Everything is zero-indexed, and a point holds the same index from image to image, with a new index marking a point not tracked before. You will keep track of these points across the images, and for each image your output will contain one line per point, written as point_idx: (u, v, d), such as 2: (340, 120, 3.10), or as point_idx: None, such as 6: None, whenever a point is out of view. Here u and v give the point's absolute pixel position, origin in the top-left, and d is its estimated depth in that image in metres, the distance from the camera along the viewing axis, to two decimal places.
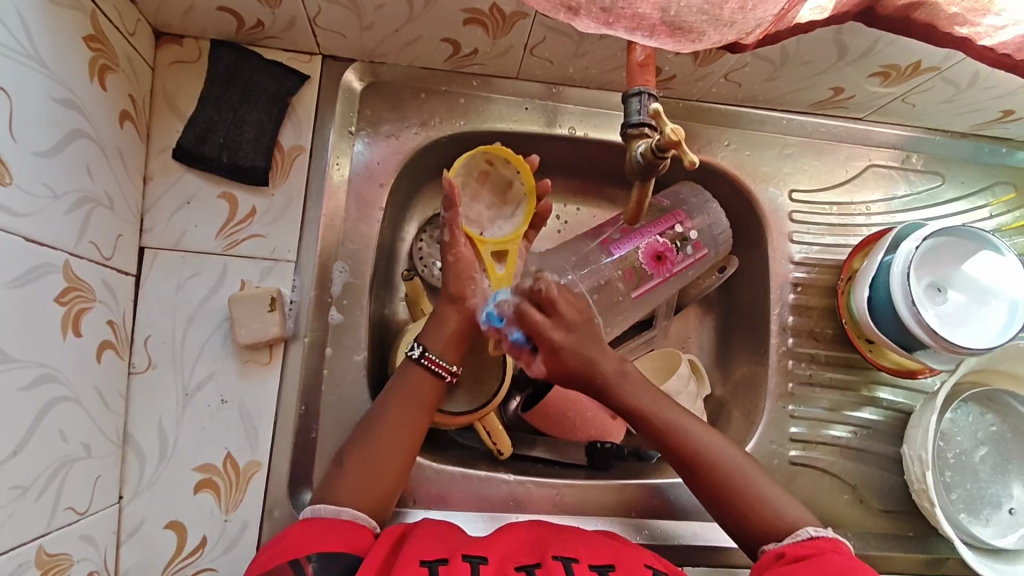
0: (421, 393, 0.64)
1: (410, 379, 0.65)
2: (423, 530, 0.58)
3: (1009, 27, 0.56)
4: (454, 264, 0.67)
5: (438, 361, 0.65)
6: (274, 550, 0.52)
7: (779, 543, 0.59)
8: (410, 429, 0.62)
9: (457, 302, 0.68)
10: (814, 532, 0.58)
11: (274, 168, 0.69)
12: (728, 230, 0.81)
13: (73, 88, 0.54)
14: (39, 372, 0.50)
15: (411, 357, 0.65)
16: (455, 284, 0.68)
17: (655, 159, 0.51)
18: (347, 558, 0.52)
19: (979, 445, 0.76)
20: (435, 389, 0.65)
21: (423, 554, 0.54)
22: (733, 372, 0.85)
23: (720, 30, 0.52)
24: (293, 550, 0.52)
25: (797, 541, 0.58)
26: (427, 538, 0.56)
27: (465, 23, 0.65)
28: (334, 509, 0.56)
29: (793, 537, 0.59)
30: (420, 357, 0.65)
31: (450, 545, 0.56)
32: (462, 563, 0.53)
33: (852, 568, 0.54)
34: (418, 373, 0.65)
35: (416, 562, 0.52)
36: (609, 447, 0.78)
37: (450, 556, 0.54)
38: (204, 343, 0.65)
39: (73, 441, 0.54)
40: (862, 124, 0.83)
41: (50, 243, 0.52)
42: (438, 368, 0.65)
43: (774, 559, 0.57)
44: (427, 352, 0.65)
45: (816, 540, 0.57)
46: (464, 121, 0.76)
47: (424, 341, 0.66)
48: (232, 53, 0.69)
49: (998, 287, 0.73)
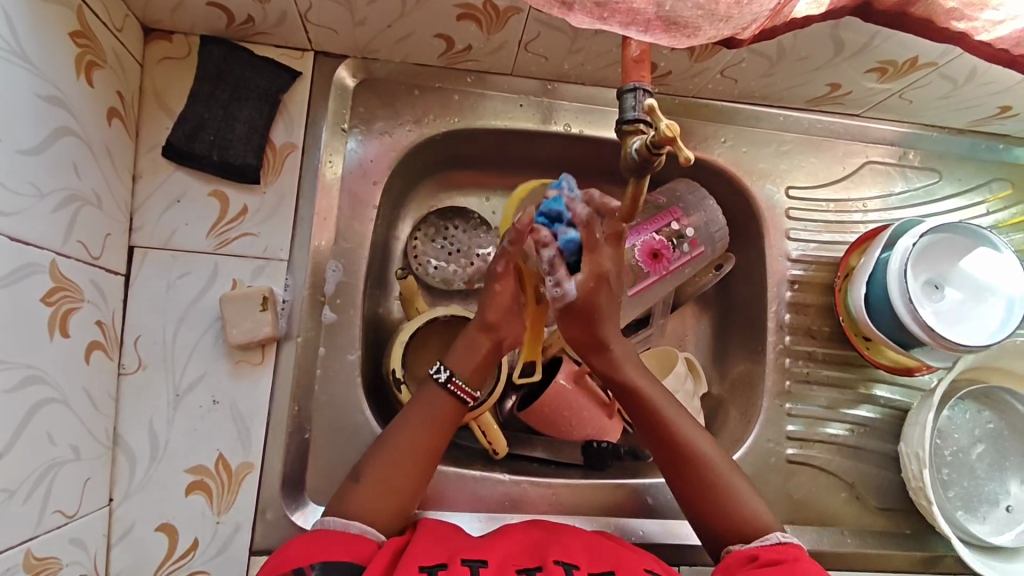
0: (439, 414, 0.63)
1: (429, 399, 0.64)
2: (422, 533, 0.57)
3: (1007, 22, 0.56)
4: (493, 295, 0.66)
5: (463, 387, 0.64)
6: (277, 560, 0.52)
7: (745, 545, 0.59)
8: (424, 448, 0.61)
9: (488, 327, 0.67)
10: (782, 538, 0.59)
11: (266, 165, 0.68)
12: (725, 227, 0.80)
13: (59, 85, 0.53)
14: (26, 373, 0.49)
15: (435, 380, 0.64)
16: (491, 311, 0.66)
17: (651, 157, 0.49)
18: (347, 564, 0.51)
19: (976, 442, 0.76)
20: (455, 412, 0.64)
21: (422, 558, 0.53)
22: (730, 371, 0.84)
23: (715, 25, 0.51)
24: (292, 560, 0.51)
25: (765, 544, 0.58)
26: (427, 543, 0.55)
27: (458, 18, 0.65)
28: (342, 522, 0.55)
29: (761, 540, 0.59)
30: (445, 381, 0.64)
31: (450, 549, 0.56)
32: (461, 568, 0.52)
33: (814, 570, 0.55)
34: (438, 394, 0.64)
35: (414, 566, 0.51)
36: (605, 446, 0.78)
37: (449, 560, 0.53)
38: (196, 343, 0.64)
39: (61, 443, 0.54)
40: (859, 121, 0.83)
41: (36, 243, 0.51)
42: (461, 394, 0.64)
43: (743, 561, 0.57)
44: (453, 376, 0.64)
45: (783, 545, 0.58)
46: (459, 118, 0.75)
47: (449, 363, 0.65)
48: (222, 50, 0.68)
49: (995, 285, 0.73)
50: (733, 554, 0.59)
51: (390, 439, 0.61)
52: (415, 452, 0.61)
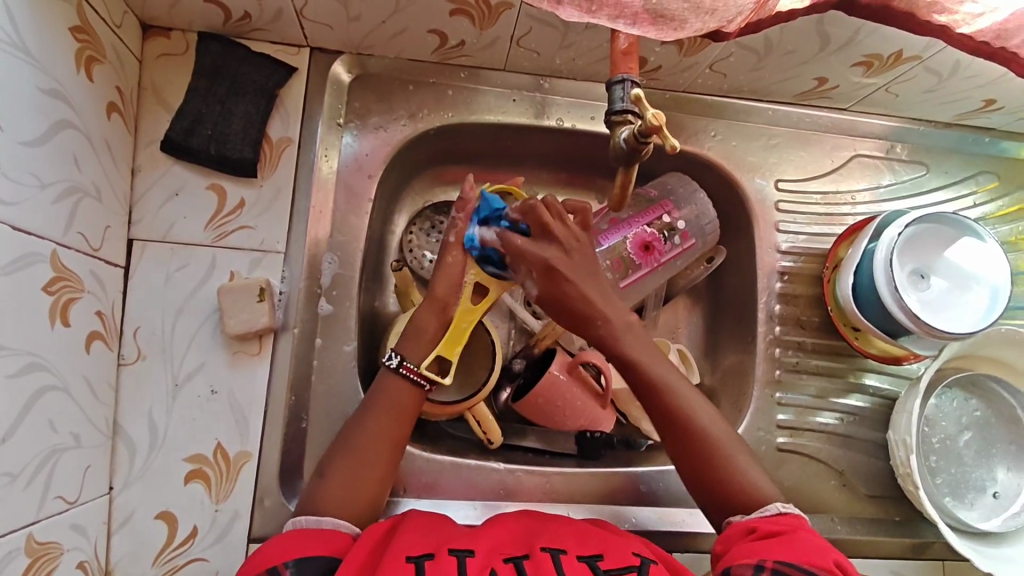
0: (400, 403, 0.63)
1: (395, 388, 0.64)
2: (408, 525, 0.58)
3: (987, 14, 0.57)
4: (444, 267, 0.68)
5: (415, 369, 0.64)
6: (259, 555, 0.53)
7: (745, 515, 0.60)
8: (388, 439, 0.62)
9: (434, 304, 0.67)
10: (781, 509, 0.60)
11: (262, 159, 0.69)
12: (715, 220, 0.81)
13: (60, 79, 0.55)
14: (28, 360, 0.51)
15: (388, 366, 0.65)
16: (441, 287, 0.67)
17: (638, 145, 0.51)
18: (325, 560, 0.52)
19: (964, 430, 0.77)
20: (415, 398, 0.64)
21: (409, 550, 0.54)
22: (721, 362, 0.86)
23: (701, 18, 0.53)
24: (275, 557, 0.52)
25: (766, 517, 0.59)
26: (413, 534, 0.56)
27: (452, 14, 0.66)
28: (317, 518, 0.56)
29: (761, 512, 0.60)
30: (397, 366, 0.64)
31: (438, 540, 0.57)
32: (448, 558, 0.53)
33: (819, 546, 0.56)
34: (393, 379, 0.64)
35: (402, 558, 0.52)
36: (597, 436, 0.79)
37: (437, 551, 0.54)
38: (194, 334, 0.65)
39: (63, 430, 0.55)
40: (847, 115, 0.84)
41: (38, 233, 0.52)
42: (415, 376, 0.64)
43: (743, 532, 0.58)
44: (404, 361, 0.64)
45: (784, 516, 0.59)
46: (453, 112, 0.76)
47: (400, 349, 0.65)
48: (219, 46, 0.69)
49: (980, 273, 0.74)
50: (733, 525, 0.59)
51: (356, 428, 0.62)
52: (380, 442, 0.61)
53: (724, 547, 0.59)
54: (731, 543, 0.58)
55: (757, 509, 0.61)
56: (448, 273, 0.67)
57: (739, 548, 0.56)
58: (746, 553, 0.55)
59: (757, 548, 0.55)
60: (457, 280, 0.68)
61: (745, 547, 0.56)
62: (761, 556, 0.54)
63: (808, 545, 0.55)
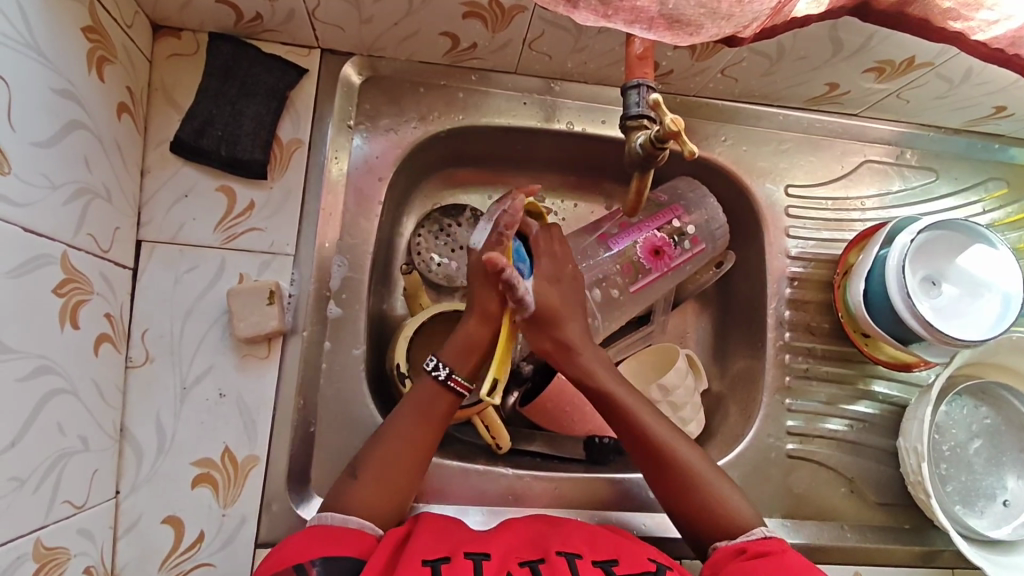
0: (436, 411, 0.64)
1: (426, 395, 0.64)
2: (423, 529, 0.57)
3: (1002, 22, 0.57)
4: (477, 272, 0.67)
5: (461, 382, 0.65)
6: (279, 554, 0.52)
7: (731, 540, 0.61)
8: (420, 443, 0.62)
9: (484, 319, 0.67)
10: (765, 532, 0.60)
11: (273, 161, 0.69)
12: (725, 224, 0.81)
13: (72, 80, 0.54)
14: (37, 363, 0.50)
15: (433, 376, 0.65)
16: (491, 302, 0.67)
17: (655, 150, 0.51)
18: (347, 560, 0.52)
19: (974, 437, 0.77)
20: (451, 408, 0.64)
21: (425, 552, 0.53)
22: (730, 367, 0.85)
23: (718, 23, 0.52)
24: (294, 557, 0.51)
25: (752, 540, 0.60)
26: (428, 538, 0.56)
27: (464, 16, 0.65)
28: (340, 518, 0.56)
29: (747, 536, 0.61)
30: (445, 377, 0.64)
31: (453, 543, 0.56)
32: (464, 560, 0.53)
33: (807, 566, 0.56)
34: (431, 387, 0.65)
35: (418, 561, 0.52)
36: (608, 443, 0.78)
37: (452, 554, 0.54)
38: (203, 337, 0.65)
39: (71, 434, 0.54)
40: (857, 121, 0.84)
41: (48, 235, 0.51)
42: (459, 388, 0.65)
43: (732, 554, 0.59)
44: (453, 373, 0.65)
45: (769, 540, 0.59)
46: (463, 115, 0.76)
47: (446, 358, 0.66)
48: (230, 47, 0.69)
49: (992, 280, 0.74)
50: (720, 548, 0.60)
51: (386, 431, 0.62)
52: (411, 446, 0.62)
53: (712, 571, 0.59)
54: (720, 566, 0.58)
55: (742, 533, 0.61)
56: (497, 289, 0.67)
57: (730, 571, 0.56)
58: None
59: (750, 570, 0.55)
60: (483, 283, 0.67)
61: (736, 568, 0.56)
62: None
63: (799, 564, 0.56)
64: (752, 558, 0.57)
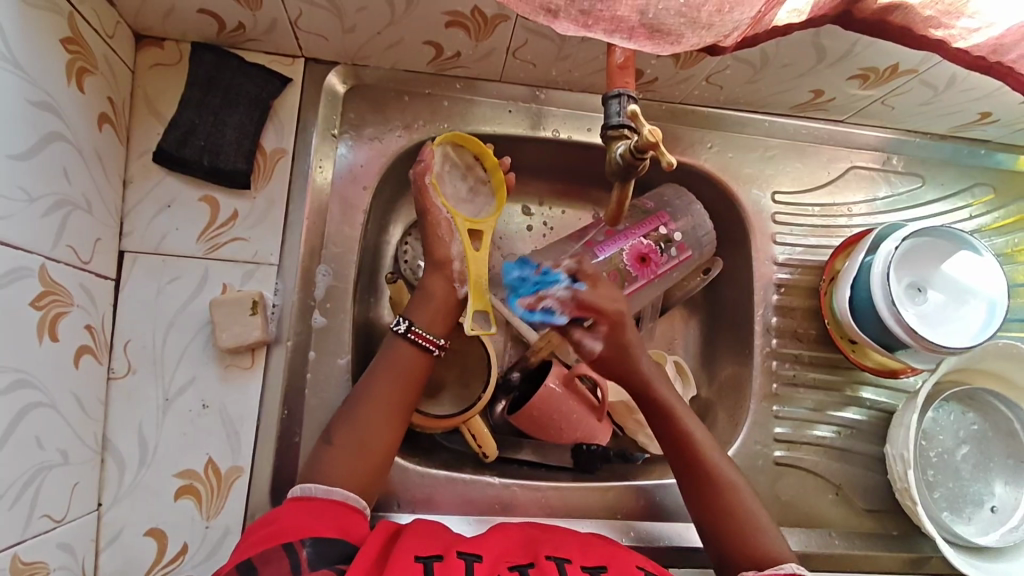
0: (409, 367, 0.65)
1: (397, 354, 0.65)
2: (415, 527, 0.57)
3: (984, 30, 0.56)
4: None
5: (425, 335, 0.66)
6: (266, 531, 0.52)
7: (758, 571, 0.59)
8: (396, 401, 0.63)
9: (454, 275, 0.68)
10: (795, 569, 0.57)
11: (256, 171, 0.69)
12: (712, 231, 0.81)
13: (50, 91, 0.54)
14: (15, 377, 0.50)
15: (397, 333, 0.66)
16: (438, 251, 0.69)
17: (634, 160, 0.50)
18: (338, 544, 0.52)
19: (961, 443, 0.77)
20: (423, 364, 0.66)
21: (419, 548, 0.53)
22: (718, 374, 0.85)
23: (698, 32, 0.51)
24: (291, 533, 0.51)
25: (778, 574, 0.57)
26: (420, 535, 0.56)
27: (447, 26, 0.65)
28: (325, 488, 0.56)
29: (774, 569, 0.58)
30: (405, 332, 0.66)
31: (444, 543, 0.56)
32: (456, 560, 0.52)
33: None
34: (401, 345, 0.65)
35: (411, 556, 0.52)
36: (594, 449, 0.79)
37: (445, 552, 0.53)
38: (185, 348, 0.64)
39: (50, 448, 0.54)
40: (843, 127, 0.84)
41: (25, 248, 0.51)
42: (424, 342, 0.66)
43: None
44: (412, 326, 0.66)
45: None
46: (448, 123, 0.76)
47: (407, 317, 0.67)
48: (212, 56, 0.69)
49: (976, 287, 0.74)
50: None
51: (362, 393, 0.63)
52: (390, 404, 0.63)
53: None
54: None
55: (771, 567, 0.59)
56: (439, 234, 0.68)
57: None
58: None
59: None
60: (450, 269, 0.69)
61: None
62: None
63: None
64: None
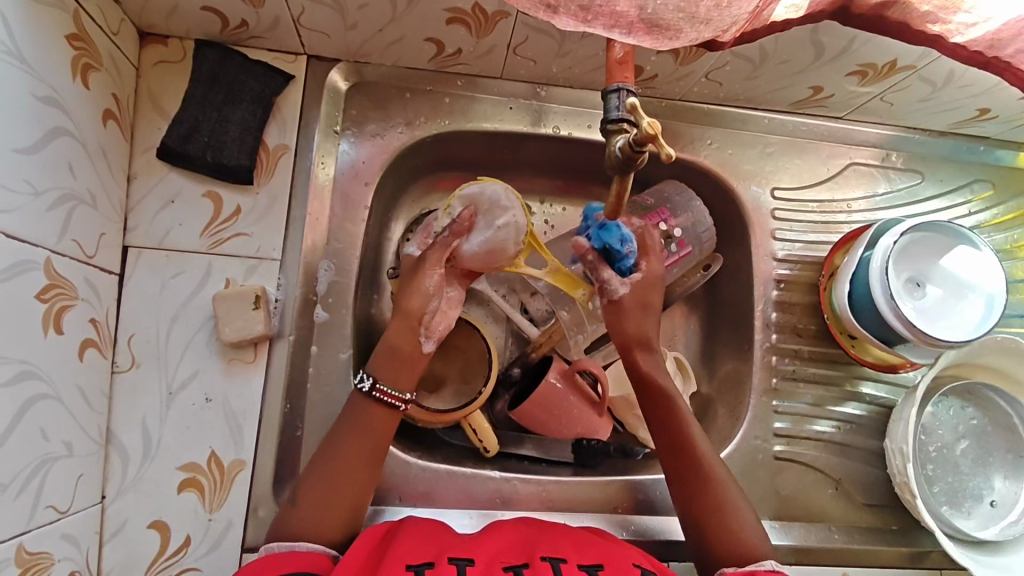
0: (373, 422, 0.63)
1: (361, 408, 0.63)
2: (407, 534, 0.58)
3: (980, 25, 0.56)
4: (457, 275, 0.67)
5: (389, 392, 0.64)
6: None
7: (736, 567, 0.60)
8: (367, 453, 0.62)
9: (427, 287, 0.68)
10: (774, 565, 0.59)
11: (259, 167, 0.69)
12: (712, 227, 0.82)
13: (55, 86, 0.54)
14: (20, 368, 0.50)
15: (359, 388, 0.64)
16: (415, 299, 0.67)
17: (633, 154, 0.51)
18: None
19: (960, 438, 0.77)
20: (391, 420, 0.64)
21: (408, 558, 0.53)
22: (718, 370, 0.85)
23: (696, 27, 0.52)
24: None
25: (758, 570, 0.58)
26: (413, 543, 0.56)
27: (448, 22, 0.66)
28: (288, 543, 0.56)
29: (756, 565, 0.59)
30: (370, 389, 0.63)
31: (437, 548, 0.56)
32: (448, 566, 0.53)
33: None
34: (365, 401, 0.63)
35: (401, 567, 0.52)
36: (595, 444, 0.79)
37: (436, 559, 0.54)
38: (189, 342, 0.65)
39: (54, 439, 0.54)
40: (842, 124, 0.85)
41: (31, 241, 0.52)
42: (388, 398, 0.64)
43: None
44: (377, 383, 0.64)
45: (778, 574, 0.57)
46: (449, 120, 0.77)
47: (371, 370, 0.65)
48: (216, 53, 0.69)
49: (975, 282, 0.74)
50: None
51: (327, 451, 0.61)
52: (352, 459, 0.61)
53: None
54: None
55: (752, 564, 0.60)
56: (421, 287, 0.67)
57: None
58: None
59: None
60: (414, 327, 0.67)
61: None
62: None
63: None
64: None
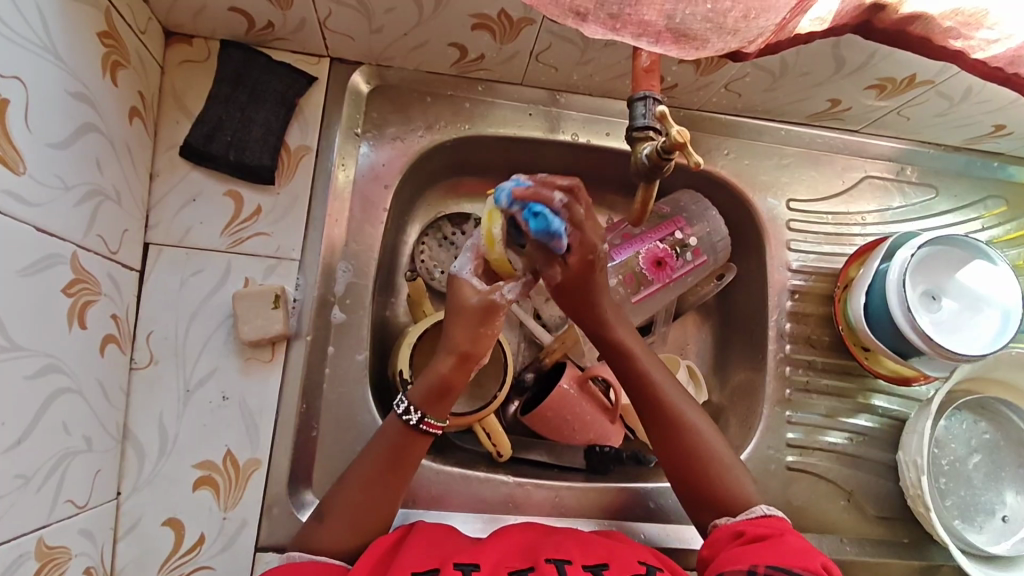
0: (403, 450, 0.61)
1: (390, 436, 0.61)
2: (415, 537, 0.58)
3: (1002, 41, 0.57)
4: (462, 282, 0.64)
5: (436, 426, 0.62)
6: None
7: (731, 519, 0.61)
8: (394, 483, 0.61)
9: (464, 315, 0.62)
10: (767, 510, 0.60)
11: (280, 167, 0.70)
12: (727, 237, 0.82)
13: (87, 82, 0.55)
14: (45, 362, 0.50)
15: (406, 422, 0.61)
16: (466, 341, 0.62)
17: (660, 161, 0.51)
18: None
19: (973, 452, 0.77)
20: (420, 451, 0.62)
21: (414, 564, 0.54)
22: (730, 380, 0.86)
23: (723, 38, 0.52)
24: None
25: (751, 519, 0.60)
26: (420, 546, 0.57)
27: (473, 28, 0.67)
28: (307, 557, 0.56)
29: (747, 514, 0.61)
30: (417, 424, 0.61)
31: (443, 552, 0.57)
32: (453, 571, 0.54)
33: (807, 549, 0.56)
34: (404, 433, 0.61)
35: (408, 573, 0.53)
36: (607, 450, 0.80)
37: (442, 565, 0.54)
38: (207, 340, 0.65)
39: (75, 434, 0.54)
40: (857, 137, 0.85)
41: (60, 235, 0.52)
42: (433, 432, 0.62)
43: (730, 537, 0.59)
44: (426, 418, 0.61)
45: (770, 519, 0.59)
46: (469, 125, 0.77)
47: (416, 402, 0.62)
48: (241, 54, 0.70)
49: (990, 296, 0.75)
50: (721, 527, 0.60)
51: (353, 473, 0.60)
52: (379, 487, 0.60)
53: (712, 553, 0.59)
54: (719, 548, 0.59)
55: (745, 510, 0.61)
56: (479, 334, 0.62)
57: (725, 554, 0.57)
58: (732, 560, 0.56)
59: (741, 553, 0.56)
60: (464, 367, 0.62)
61: (733, 552, 0.56)
62: (751, 561, 0.54)
63: (796, 547, 0.56)
64: (748, 543, 0.57)
